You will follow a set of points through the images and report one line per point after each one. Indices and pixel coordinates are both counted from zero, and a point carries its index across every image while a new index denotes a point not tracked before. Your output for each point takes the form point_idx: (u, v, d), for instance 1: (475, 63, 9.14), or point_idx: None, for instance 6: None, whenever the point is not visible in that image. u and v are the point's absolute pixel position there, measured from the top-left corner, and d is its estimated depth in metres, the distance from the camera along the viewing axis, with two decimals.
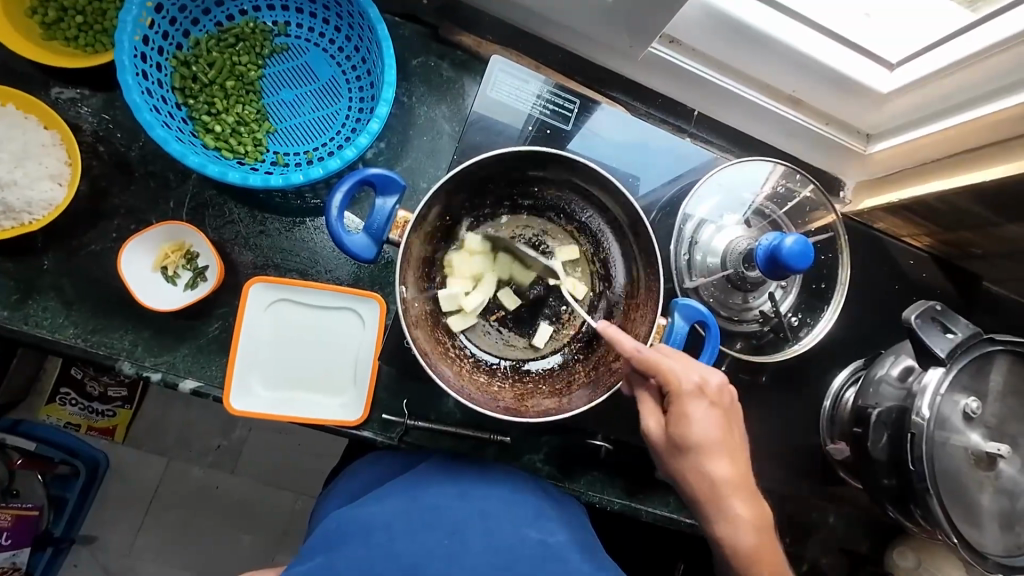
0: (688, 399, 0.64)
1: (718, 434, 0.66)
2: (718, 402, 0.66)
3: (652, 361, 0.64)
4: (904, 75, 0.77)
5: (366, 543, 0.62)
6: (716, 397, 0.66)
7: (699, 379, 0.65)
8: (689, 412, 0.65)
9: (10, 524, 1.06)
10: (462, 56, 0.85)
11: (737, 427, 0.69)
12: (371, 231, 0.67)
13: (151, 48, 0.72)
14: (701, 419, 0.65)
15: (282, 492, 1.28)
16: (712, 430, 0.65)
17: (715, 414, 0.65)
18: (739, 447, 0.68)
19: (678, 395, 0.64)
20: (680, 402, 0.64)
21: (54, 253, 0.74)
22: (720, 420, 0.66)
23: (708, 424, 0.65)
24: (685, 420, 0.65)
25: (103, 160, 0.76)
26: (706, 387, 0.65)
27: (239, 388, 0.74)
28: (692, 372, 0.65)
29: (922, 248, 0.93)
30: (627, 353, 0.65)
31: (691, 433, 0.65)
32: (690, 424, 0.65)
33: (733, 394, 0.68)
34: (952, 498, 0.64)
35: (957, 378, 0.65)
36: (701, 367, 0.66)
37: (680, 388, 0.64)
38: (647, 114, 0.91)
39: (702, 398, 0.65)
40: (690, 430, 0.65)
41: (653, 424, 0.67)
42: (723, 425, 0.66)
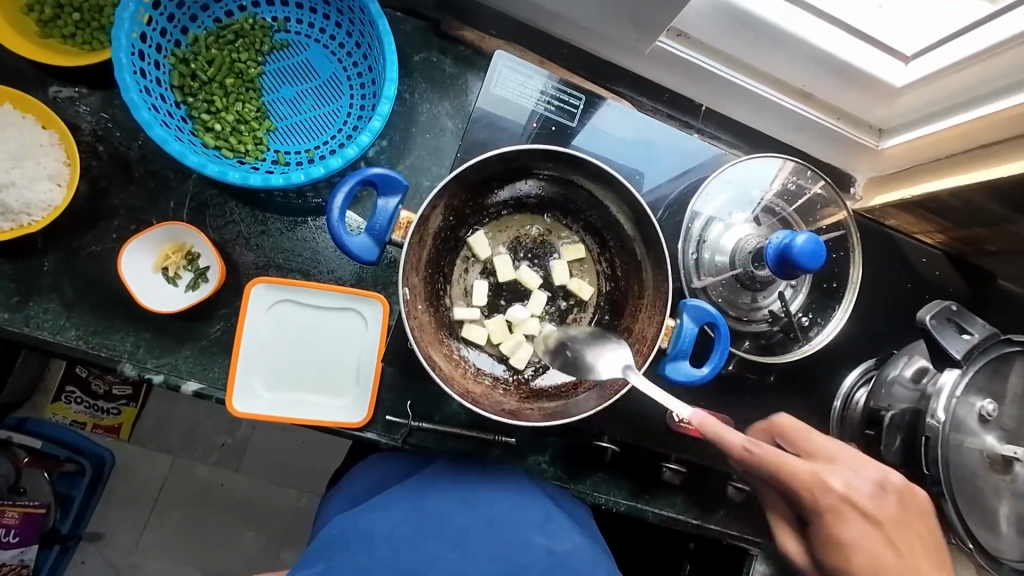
0: (836, 519, 0.56)
1: (885, 557, 0.55)
2: (880, 513, 0.56)
3: (775, 466, 0.56)
4: (917, 70, 0.75)
5: (368, 550, 0.60)
6: (876, 507, 0.56)
7: (843, 488, 0.57)
8: (841, 535, 0.56)
9: (17, 522, 1.08)
10: (465, 52, 0.83)
11: (916, 532, 0.58)
12: (373, 232, 0.66)
13: (149, 46, 0.71)
14: (856, 539, 0.55)
15: (287, 490, 1.28)
16: (874, 551, 0.55)
17: (879, 533, 0.56)
18: (921, 569, 0.57)
19: (828, 507, 0.56)
20: (828, 522, 0.56)
21: (55, 254, 0.73)
22: (887, 542, 0.56)
23: (869, 543, 0.55)
24: (838, 545, 0.56)
25: (102, 159, 0.75)
26: (854, 497, 0.56)
27: (242, 389, 0.73)
28: (834, 477, 0.57)
29: (934, 245, 0.91)
30: (734, 451, 0.56)
31: (850, 560, 0.55)
32: (847, 548, 0.55)
33: (894, 487, 0.58)
34: (967, 502, 0.63)
35: (974, 380, 0.63)
36: (851, 474, 0.58)
37: (819, 502, 0.56)
38: (653, 109, 0.90)
39: (851, 515, 0.56)
40: (849, 557, 0.55)
41: (794, 546, 0.61)
42: (889, 542, 0.56)
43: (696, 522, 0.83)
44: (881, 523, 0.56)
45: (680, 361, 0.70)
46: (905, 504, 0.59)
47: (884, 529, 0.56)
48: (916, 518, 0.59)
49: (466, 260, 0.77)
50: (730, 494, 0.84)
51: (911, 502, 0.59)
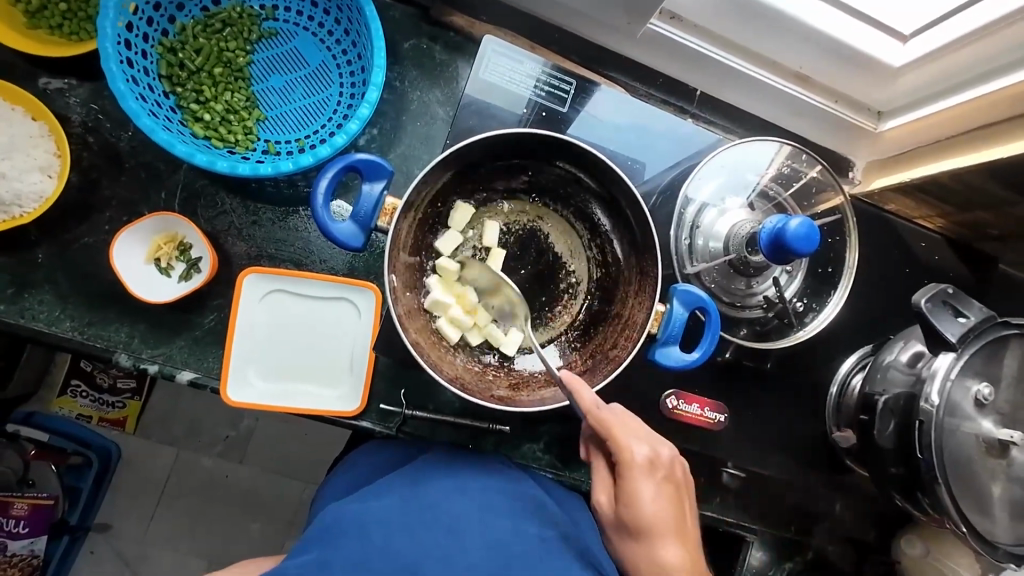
0: (638, 474, 0.63)
1: (668, 512, 0.64)
2: (668, 474, 0.65)
3: (610, 427, 0.64)
4: (917, 48, 0.74)
5: (361, 538, 0.60)
6: (666, 470, 0.65)
7: (649, 452, 0.64)
8: (637, 491, 0.63)
9: (26, 513, 1.12)
10: (456, 38, 0.82)
11: (687, 504, 0.67)
12: (359, 218, 0.66)
13: (136, 35, 0.70)
14: (650, 496, 0.63)
15: (289, 481, 1.29)
16: (660, 507, 0.64)
17: (665, 490, 0.64)
18: (688, 528, 0.65)
19: (629, 464, 0.63)
20: (630, 474, 0.63)
21: (49, 247, 0.73)
22: (671, 499, 0.64)
23: (657, 499, 0.64)
24: (635, 498, 0.64)
25: (93, 151, 0.75)
26: (655, 460, 0.64)
27: (236, 379, 0.73)
28: (643, 443, 0.65)
29: (935, 230, 0.90)
30: (586, 407, 0.64)
31: (641, 513, 0.63)
32: (637, 500, 0.63)
33: (682, 467, 0.67)
34: (962, 487, 0.62)
35: (969, 363, 0.62)
36: (654, 440, 0.66)
37: (628, 459, 0.63)
38: (647, 94, 0.88)
39: (650, 473, 0.64)
40: (637, 508, 0.63)
41: (604, 500, 0.68)
42: (673, 503, 0.64)
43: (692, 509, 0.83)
44: (672, 483, 0.65)
45: (671, 346, 0.70)
46: (685, 479, 0.68)
47: (671, 488, 0.65)
48: (688, 496, 0.67)
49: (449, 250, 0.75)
50: (725, 481, 0.84)
51: (687, 478, 0.68)
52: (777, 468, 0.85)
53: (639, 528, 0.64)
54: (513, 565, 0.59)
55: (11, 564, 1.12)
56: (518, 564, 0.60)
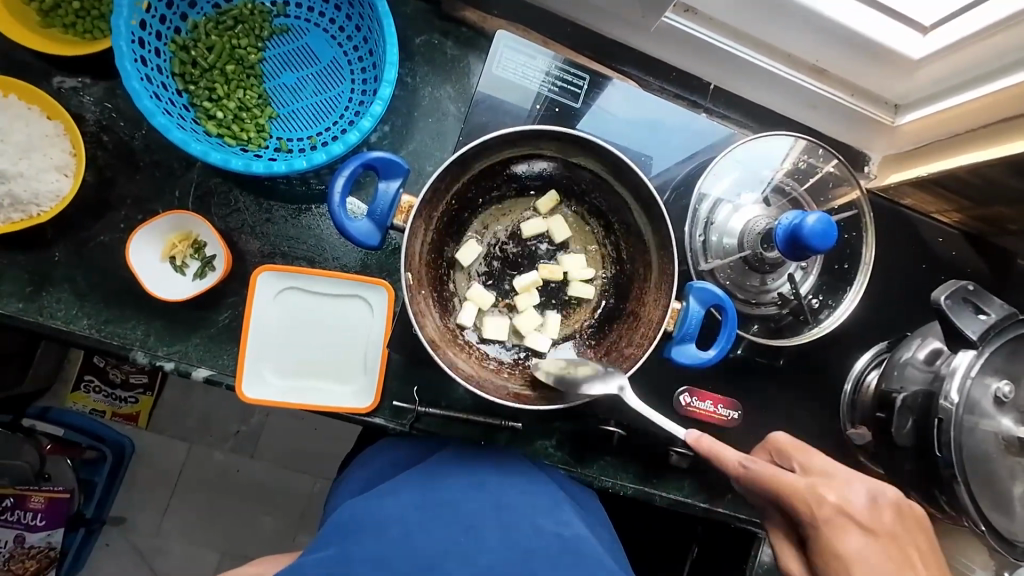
0: (830, 530, 0.56)
1: (777, 502, 0.61)
2: (875, 526, 0.57)
3: (766, 475, 0.61)
4: (937, 40, 0.72)
5: (379, 535, 0.60)
6: (872, 522, 0.57)
7: (837, 499, 0.58)
8: (732, 482, 0.65)
9: (44, 506, 1.14)
10: (467, 33, 0.82)
11: (920, 555, 0.57)
12: (375, 216, 0.66)
13: (149, 33, 0.70)
14: (858, 552, 0.55)
15: (300, 475, 1.30)
16: (882, 569, 0.55)
17: (878, 545, 0.56)
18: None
19: (824, 522, 0.57)
20: (820, 531, 0.57)
21: (65, 245, 0.74)
22: (891, 556, 0.56)
23: (870, 561, 0.55)
24: (839, 558, 0.56)
25: (108, 150, 0.75)
26: (850, 508, 0.58)
27: (252, 376, 0.74)
28: (827, 490, 0.59)
29: (952, 224, 0.89)
30: (650, 424, 0.70)
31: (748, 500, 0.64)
32: (849, 566, 0.55)
33: (897, 504, 0.59)
34: (981, 484, 0.62)
35: (989, 361, 0.61)
36: (843, 484, 0.59)
37: (813, 511, 0.58)
38: (660, 89, 0.87)
39: (847, 526, 0.57)
40: (745, 496, 0.64)
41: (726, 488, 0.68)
42: (894, 559, 0.56)
43: (704, 506, 0.83)
44: (885, 535, 0.57)
45: (686, 344, 0.69)
46: (912, 525, 0.59)
47: (885, 541, 0.56)
48: (921, 539, 0.59)
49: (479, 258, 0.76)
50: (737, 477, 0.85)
51: (918, 525, 0.59)
52: None
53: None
54: (531, 561, 0.60)
55: (30, 554, 1.14)
56: (537, 559, 0.60)
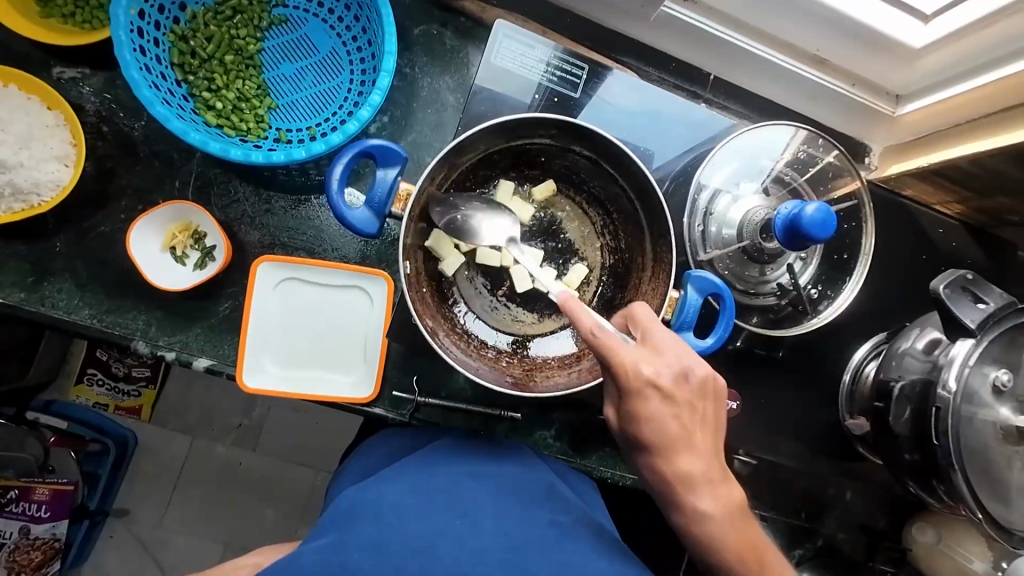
0: (639, 399, 0.59)
1: (674, 431, 0.61)
2: (678, 395, 0.60)
3: (610, 349, 0.59)
4: (938, 28, 0.72)
5: (378, 522, 0.61)
6: (675, 391, 0.60)
7: (650, 372, 0.59)
8: (642, 412, 0.60)
9: (49, 498, 1.14)
10: (466, 24, 0.81)
11: (710, 411, 0.63)
12: (373, 204, 0.66)
13: (148, 23, 0.71)
14: (661, 418, 0.60)
15: (303, 468, 1.31)
16: (668, 434, 0.61)
17: (674, 411, 0.60)
18: (713, 458, 0.63)
19: (638, 388, 0.60)
20: (634, 399, 0.60)
21: (66, 235, 0.74)
22: (682, 418, 0.61)
23: (662, 417, 0.60)
24: (640, 418, 0.60)
25: (107, 140, 0.75)
26: (658, 382, 0.59)
27: (252, 366, 0.74)
28: (646, 364, 0.60)
29: (952, 216, 0.89)
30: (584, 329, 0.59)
31: (645, 432, 0.61)
32: (644, 419, 0.60)
33: (705, 378, 0.62)
34: (979, 474, 0.62)
35: (988, 350, 0.61)
36: (663, 347, 0.61)
37: (634, 390, 0.59)
38: (660, 79, 0.87)
39: (654, 395, 0.60)
40: (645, 429, 0.61)
41: (611, 408, 0.65)
42: (683, 428, 0.61)
43: None
44: (686, 404, 0.61)
45: (684, 332, 0.69)
46: (706, 388, 0.62)
47: (680, 409, 0.60)
48: (714, 406, 0.63)
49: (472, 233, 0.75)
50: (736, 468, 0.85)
51: (710, 386, 0.63)
52: (789, 456, 0.85)
53: (650, 448, 0.61)
54: (524, 547, 0.60)
55: (35, 546, 1.14)
56: (531, 547, 0.60)
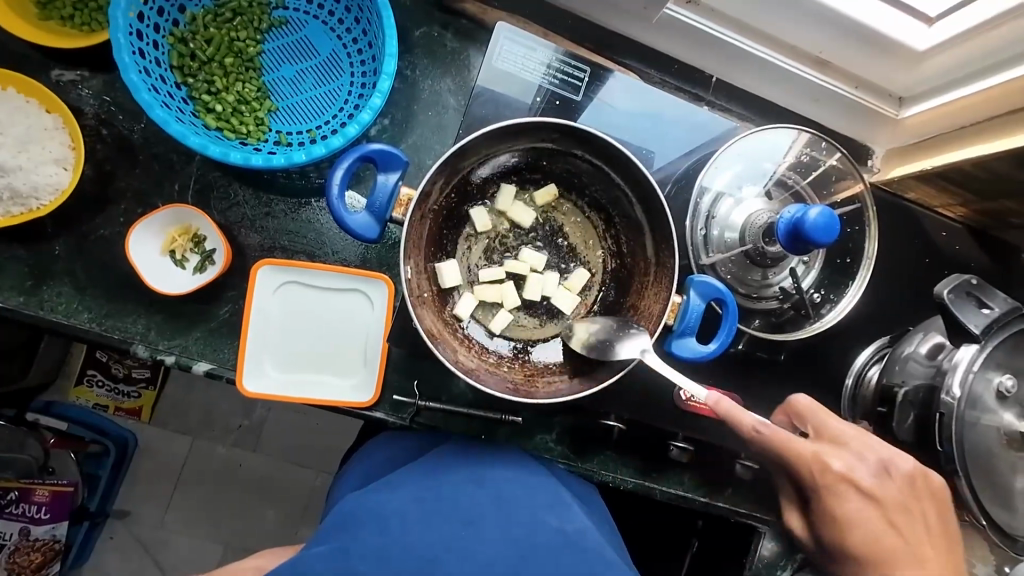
0: (835, 496, 0.62)
1: (891, 544, 0.61)
2: (883, 496, 0.62)
3: (774, 438, 0.63)
4: (944, 30, 0.71)
5: (381, 529, 0.60)
6: (877, 488, 0.62)
7: (841, 465, 0.62)
8: (841, 515, 0.62)
9: (48, 500, 1.14)
10: (467, 26, 0.81)
11: (923, 526, 0.62)
12: (374, 210, 0.66)
13: (147, 26, 0.70)
14: (857, 517, 0.61)
15: (303, 469, 1.31)
16: (875, 531, 0.61)
17: (878, 512, 0.61)
18: (935, 563, 0.60)
19: (834, 485, 0.62)
20: (831, 500, 0.62)
21: (65, 238, 0.74)
22: (886, 525, 0.61)
23: (864, 519, 0.61)
24: (840, 522, 0.62)
25: (107, 143, 0.75)
26: (852, 476, 0.62)
27: (252, 369, 0.74)
28: (834, 458, 0.63)
29: (955, 218, 0.88)
30: (745, 429, 0.64)
31: (849, 537, 0.62)
32: (845, 528, 0.62)
33: (917, 478, 0.62)
34: (983, 480, 0.61)
35: (992, 355, 0.61)
36: (844, 450, 0.63)
37: (817, 480, 0.62)
38: (662, 81, 0.86)
39: (848, 492, 0.62)
40: (846, 532, 0.62)
41: (796, 523, 0.69)
42: (888, 522, 0.61)
43: (704, 500, 0.83)
44: (896, 503, 0.62)
45: (686, 337, 0.69)
46: (919, 493, 0.62)
47: (883, 509, 0.61)
48: (931, 506, 0.62)
49: (472, 239, 0.75)
50: (738, 471, 0.84)
51: (930, 494, 0.62)
52: None
53: (860, 558, 0.61)
54: (530, 557, 0.60)
55: (34, 547, 1.14)
56: (536, 556, 0.60)
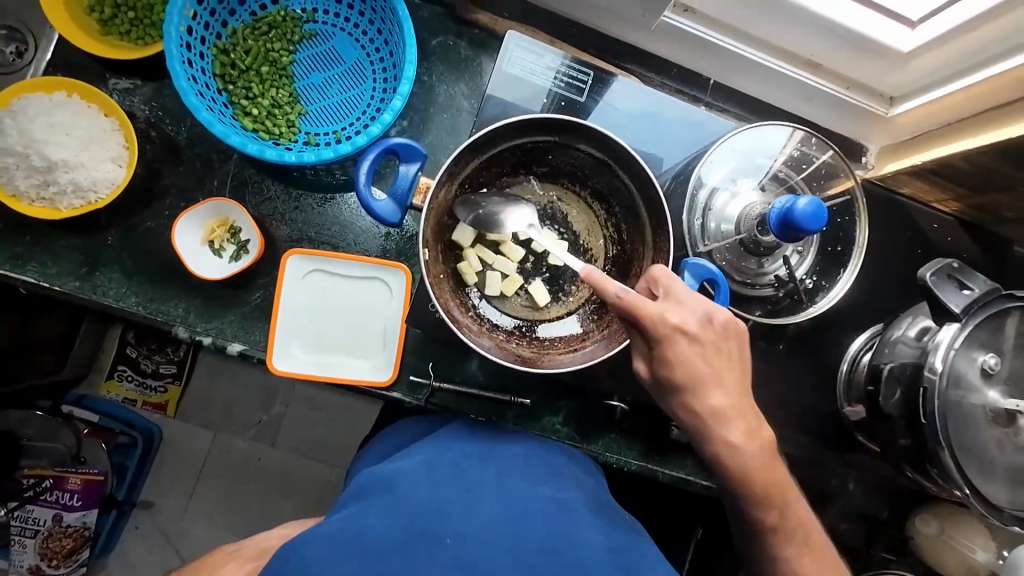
0: (669, 341, 0.65)
1: (704, 372, 0.66)
2: (706, 339, 0.66)
3: (635, 308, 0.64)
4: (925, 33, 0.76)
5: (391, 492, 0.65)
6: (703, 334, 0.66)
7: (681, 319, 0.65)
8: (673, 354, 0.65)
9: (80, 487, 1.21)
10: (480, 35, 0.88)
11: (730, 357, 0.68)
12: (396, 197, 0.72)
13: (194, 38, 0.78)
14: (684, 357, 0.65)
15: (318, 464, 1.37)
16: (694, 365, 0.66)
17: (699, 349, 0.66)
18: (735, 378, 0.68)
19: (663, 334, 0.65)
20: (663, 340, 0.65)
21: (117, 230, 0.81)
22: (708, 358, 0.66)
23: (691, 362, 0.66)
24: (671, 359, 0.66)
25: (155, 144, 0.83)
26: (687, 328, 0.65)
27: (281, 350, 0.80)
28: (674, 314, 0.65)
29: (948, 212, 0.91)
30: (609, 299, 0.65)
31: (675, 375, 0.66)
32: (672, 364, 0.66)
33: (728, 320, 0.67)
34: (968, 455, 0.65)
35: (974, 334, 0.65)
36: (686, 305, 0.66)
37: (657, 331, 0.65)
38: (661, 84, 0.92)
39: (682, 337, 0.65)
40: (674, 371, 0.66)
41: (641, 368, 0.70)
42: (709, 359, 0.66)
43: (706, 483, 0.87)
44: (713, 345, 0.66)
45: None
46: (733, 336, 0.68)
47: (709, 349, 0.66)
48: (737, 345, 0.68)
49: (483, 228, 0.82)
50: None
51: (738, 335, 0.68)
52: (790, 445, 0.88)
53: (680, 389, 0.67)
54: (526, 519, 0.63)
55: (66, 533, 1.21)
56: (532, 519, 0.63)
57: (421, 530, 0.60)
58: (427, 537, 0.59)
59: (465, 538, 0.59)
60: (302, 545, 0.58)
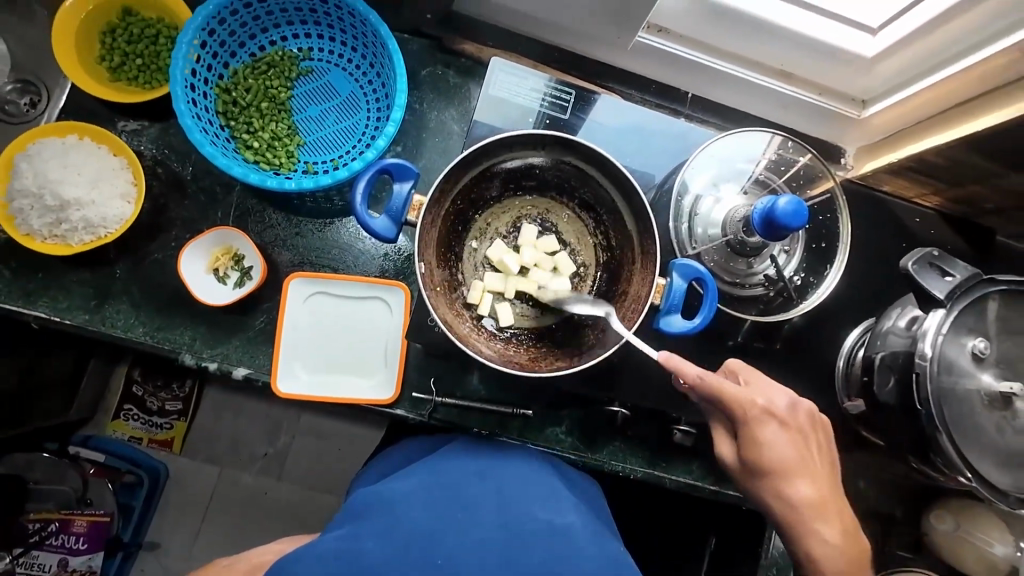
0: (757, 424, 0.69)
1: (791, 454, 0.69)
2: (791, 422, 0.70)
3: (716, 388, 0.70)
4: (886, 38, 0.80)
5: (387, 512, 0.66)
6: (790, 418, 0.70)
7: (766, 402, 0.70)
8: (761, 437, 0.69)
9: (85, 530, 1.19)
10: (467, 63, 0.93)
11: (816, 446, 0.72)
12: (392, 214, 0.75)
13: (198, 80, 0.83)
14: (772, 441, 0.69)
15: (324, 495, 1.36)
16: (785, 450, 0.69)
17: (789, 436, 0.70)
18: (820, 468, 0.71)
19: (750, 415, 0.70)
20: (751, 425, 0.69)
21: (125, 263, 0.84)
22: (797, 444, 0.70)
23: (779, 446, 0.69)
24: (757, 444, 0.70)
25: (162, 180, 0.87)
26: (774, 410, 0.70)
27: (284, 372, 0.82)
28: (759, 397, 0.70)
29: (929, 206, 0.94)
30: (691, 378, 0.70)
31: (764, 458, 0.69)
32: (762, 448, 0.69)
33: (808, 413, 0.72)
34: (968, 440, 0.65)
35: (960, 318, 0.66)
36: (770, 392, 0.71)
37: (744, 413, 0.69)
38: (642, 100, 0.97)
39: (770, 421, 0.70)
40: (764, 452, 0.69)
41: (726, 450, 0.73)
42: (797, 445, 0.70)
43: (714, 488, 0.87)
44: (795, 429, 0.70)
45: (673, 315, 0.75)
46: (811, 423, 0.72)
47: (794, 435, 0.70)
48: (819, 438, 0.72)
49: (477, 241, 0.85)
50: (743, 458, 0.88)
51: (816, 427, 0.73)
52: None
53: (769, 472, 0.70)
54: (519, 542, 0.64)
55: None
56: (525, 543, 0.64)
57: (417, 554, 0.61)
58: (422, 560, 0.61)
59: (458, 562, 0.61)
60: (299, 561, 0.61)
